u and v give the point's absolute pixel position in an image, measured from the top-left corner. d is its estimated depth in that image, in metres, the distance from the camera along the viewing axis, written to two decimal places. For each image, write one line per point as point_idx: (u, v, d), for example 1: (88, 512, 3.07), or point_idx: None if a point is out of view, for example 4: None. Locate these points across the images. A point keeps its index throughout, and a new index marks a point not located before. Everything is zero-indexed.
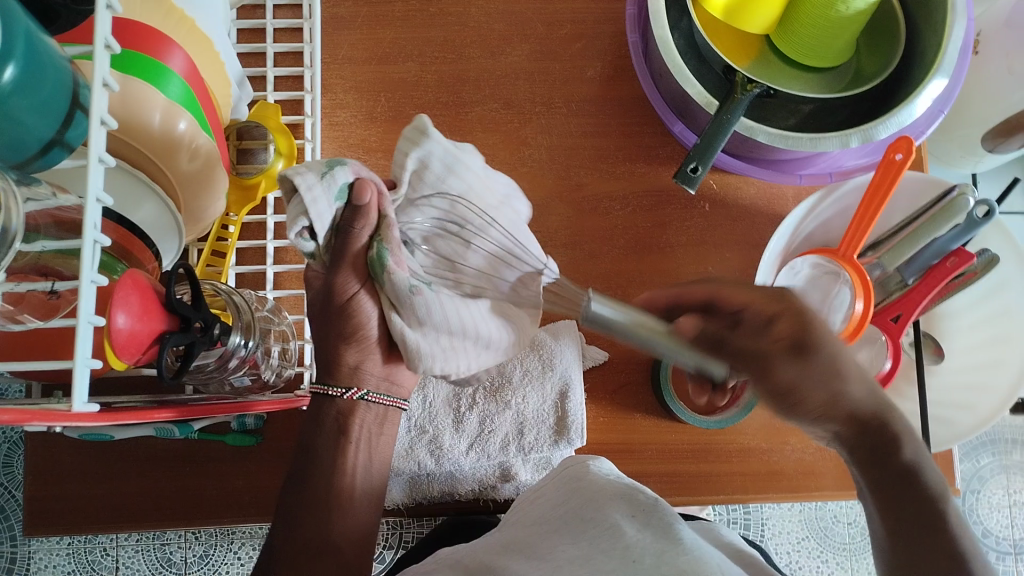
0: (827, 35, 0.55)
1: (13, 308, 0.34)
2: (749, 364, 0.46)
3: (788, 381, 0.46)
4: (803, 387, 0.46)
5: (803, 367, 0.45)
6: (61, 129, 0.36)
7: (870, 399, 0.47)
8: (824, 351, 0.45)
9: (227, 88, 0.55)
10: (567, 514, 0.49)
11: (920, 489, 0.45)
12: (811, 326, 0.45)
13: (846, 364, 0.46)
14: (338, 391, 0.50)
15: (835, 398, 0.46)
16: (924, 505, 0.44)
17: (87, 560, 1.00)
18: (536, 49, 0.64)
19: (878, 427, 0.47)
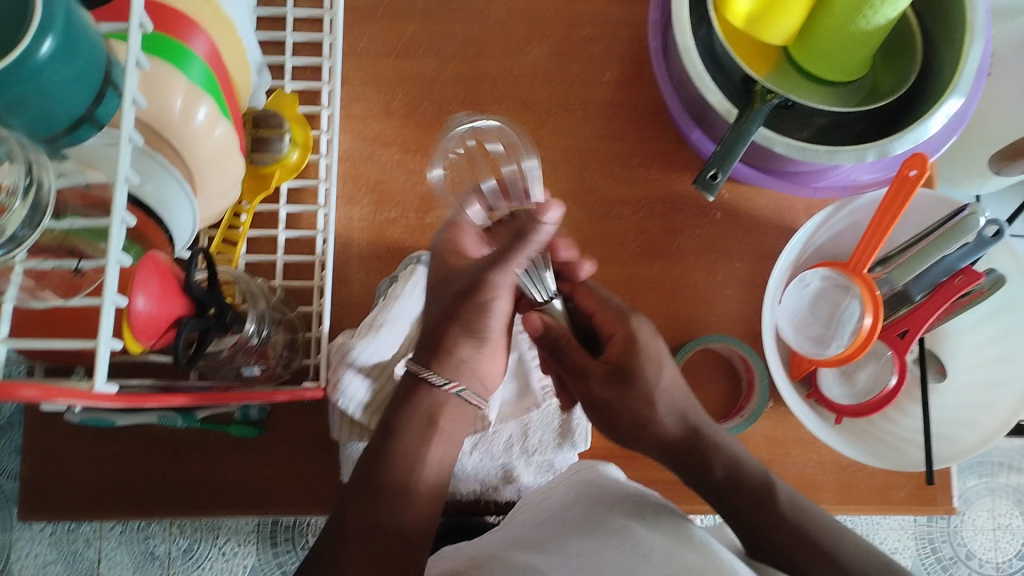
0: (845, 50, 0.56)
1: (35, 283, 0.35)
2: (596, 402, 0.55)
3: (605, 399, 0.55)
4: (619, 407, 0.54)
5: (619, 392, 0.54)
6: (92, 105, 0.35)
7: (687, 431, 0.54)
8: (651, 375, 0.54)
9: (247, 75, 0.55)
10: (580, 514, 0.50)
11: (749, 483, 0.51)
12: (638, 358, 0.54)
13: (664, 392, 0.54)
14: (438, 381, 0.48)
15: (641, 425, 0.54)
16: (762, 496, 0.51)
17: (70, 548, 0.99)
18: (555, 50, 0.64)
19: (700, 452, 0.53)
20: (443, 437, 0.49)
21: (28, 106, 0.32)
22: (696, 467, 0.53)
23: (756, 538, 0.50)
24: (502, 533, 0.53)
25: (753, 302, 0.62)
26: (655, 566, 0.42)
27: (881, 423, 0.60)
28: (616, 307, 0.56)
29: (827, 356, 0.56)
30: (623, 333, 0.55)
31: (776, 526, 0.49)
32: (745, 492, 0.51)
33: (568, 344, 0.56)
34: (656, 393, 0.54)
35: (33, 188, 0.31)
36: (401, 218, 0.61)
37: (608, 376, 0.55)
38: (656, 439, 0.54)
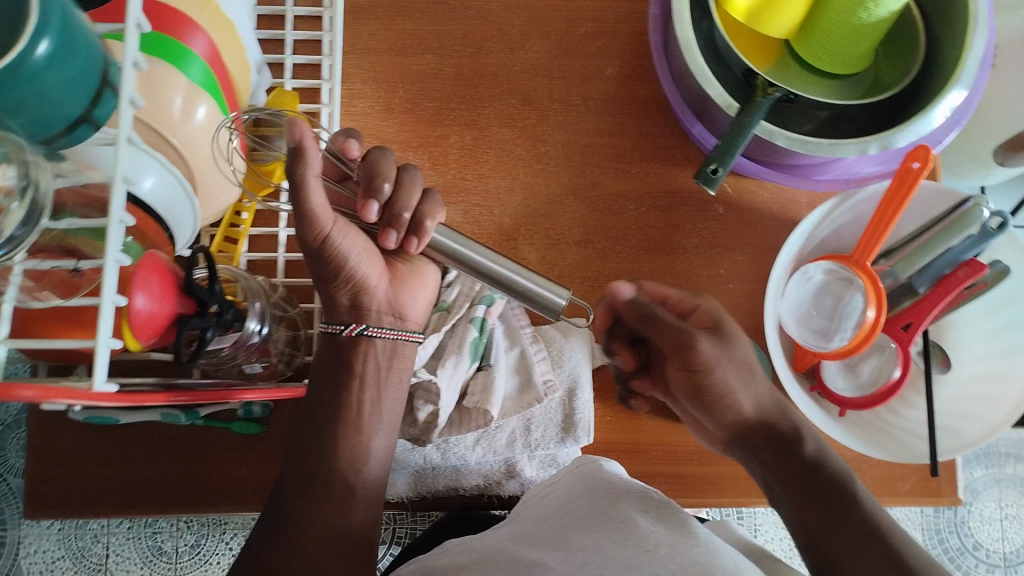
0: (847, 43, 0.56)
1: (34, 283, 0.35)
2: (686, 358, 0.54)
3: (708, 359, 0.53)
4: (720, 368, 0.53)
5: (719, 352, 0.54)
6: (90, 105, 0.35)
7: (772, 410, 0.56)
8: (742, 343, 0.55)
9: (246, 73, 0.55)
10: (583, 509, 0.49)
11: (825, 477, 0.52)
12: (727, 324, 0.55)
13: (746, 364, 0.55)
14: (338, 327, 0.53)
15: (732, 393, 0.54)
16: (838, 486, 0.51)
17: (78, 546, 1.00)
18: (556, 45, 0.64)
19: (788, 432, 0.54)
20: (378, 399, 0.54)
21: (26, 108, 0.32)
22: (782, 446, 0.54)
23: (807, 532, 0.50)
24: (507, 527, 0.53)
25: (755, 296, 0.61)
26: (658, 562, 0.41)
27: (886, 415, 0.60)
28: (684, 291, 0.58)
29: (830, 350, 0.56)
30: (709, 307, 0.56)
31: (838, 522, 0.49)
32: (818, 484, 0.51)
33: (660, 309, 0.55)
34: (742, 367, 0.54)
35: (30, 190, 0.31)
36: None
37: (707, 340, 0.54)
38: (744, 418, 0.55)
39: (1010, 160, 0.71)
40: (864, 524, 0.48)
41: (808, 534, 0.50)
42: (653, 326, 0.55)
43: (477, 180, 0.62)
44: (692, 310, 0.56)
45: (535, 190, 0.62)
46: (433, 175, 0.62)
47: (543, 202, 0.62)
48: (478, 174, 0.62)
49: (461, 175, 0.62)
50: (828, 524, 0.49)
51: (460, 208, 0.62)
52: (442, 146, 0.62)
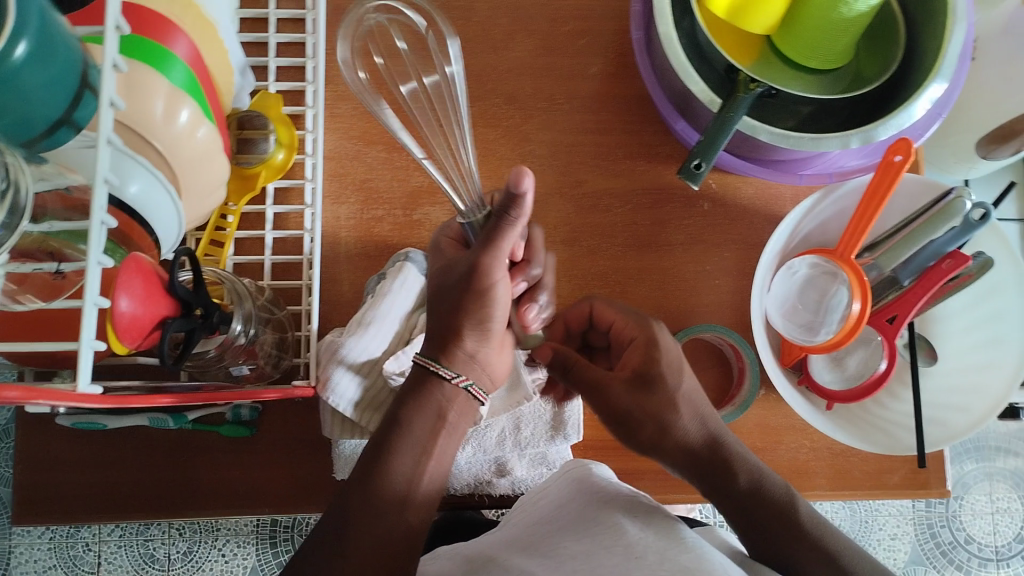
0: (828, 38, 0.56)
1: (16, 287, 0.34)
2: (613, 414, 0.53)
3: (626, 406, 0.52)
4: (641, 416, 0.52)
5: (638, 398, 0.52)
6: (70, 107, 0.35)
7: (706, 435, 0.52)
8: (670, 383, 0.52)
9: (229, 76, 0.55)
10: (573, 516, 0.49)
11: (767, 498, 0.50)
12: (655, 360, 0.53)
13: (687, 397, 0.52)
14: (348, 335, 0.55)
15: (665, 430, 0.51)
16: (779, 515, 0.49)
17: (70, 555, 1.04)
18: (539, 45, 0.64)
19: (722, 462, 0.51)
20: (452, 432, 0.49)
21: (4, 111, 0.32)
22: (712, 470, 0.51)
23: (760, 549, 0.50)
24: (498, 536, 0.53)
25: (742, 292, 0.62)
26: (647, 566, 0.41)
27: (873, 408, 0.60)
28: (637, 313, 0.56)
29: (818, 343, 0.56)
30: (643, 337, 0.54)
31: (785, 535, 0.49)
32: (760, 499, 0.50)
33: (580, 362, 0.55)
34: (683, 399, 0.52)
35: (11, 192, 0.31)
36: (388, 216, 0.61)
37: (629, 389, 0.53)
38: (680, 447, 0.52)
39: (994, 152, 0.72)
40: (809, 541, 0.49)
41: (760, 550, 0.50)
42: (576, 369, 0.55)
43: None
44: (630, 342, 0.55)
45: None
46: (418, 176, 0.62)
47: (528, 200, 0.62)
48: None
49: None
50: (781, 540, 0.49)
51: (447, 208, 0.62)
52: None
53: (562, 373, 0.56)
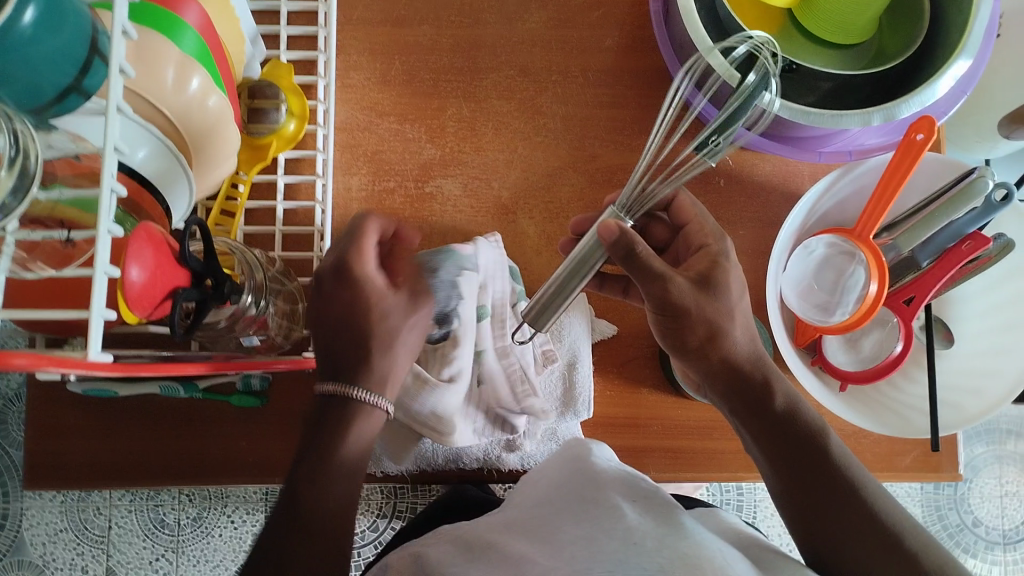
0: (851, 13, 0.55)
1: (26, 254, 0.34)
2: (661, 305, 0.47)
3: (684, 302, 0.47)
4: (697, 317, 0.47)
5: (698, 297, 0.48)
6: (79, 75, 0.35)
7: (752, 354, 0.50)
8: (732, 294, 0.49)
9: (241, 44, 0.54)
10: (571, 497, 0.49)
11: (800, 430, 0.48)
12: (722, 269, 0.50)
13: (742, 312, 0.49)
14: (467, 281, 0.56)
15: (716, 336, 0.48)
16: (813, 442, 0.48)
17: (81, 518, 1.05)
18: (555, 16, 0.63)
19: (760, 381, 0.49)
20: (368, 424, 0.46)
21: (12, 78, 0.32)
22: (755, 391, 0.49)
23: (799, 505, 0.46)
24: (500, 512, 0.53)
25: (757, 270, 0.61)
26: (647, 554, 0.41)
27: (888, 390, 0.59)
28: (715, 225, 0.54)
29: (832, 324, 0.55)
30: (716, 246, 0.52)
31: (822, 488, 0.46)
32: (799, 446, 0.48)
33: (645, 249, 0.45)
34: (730, 315, 0.49)
35: (20, 159, 0.30)
36: (400, 188, 0.61)
37: (689, 286, 0.48)
38: (724, 362, 0.49)
39: (1016, 133, 0.70)
40: (839, 479, 0.46)
41: (800, 507, 0.46)
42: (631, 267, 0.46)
43: (475, 153, 0.61)
44: (699, 249, 0.52)
45: (534, 163, 0.61)
46: (430, 147, 0.61)
47: (541, 174, 0.61)
48: (476, 147, 0.61)
49: (459, 148, 0.61)
50: (825, 498, 0.46)
51: (458, 181, 0.61)
52: (439, 118, 0.61)
53: (622, 258, 0.45)
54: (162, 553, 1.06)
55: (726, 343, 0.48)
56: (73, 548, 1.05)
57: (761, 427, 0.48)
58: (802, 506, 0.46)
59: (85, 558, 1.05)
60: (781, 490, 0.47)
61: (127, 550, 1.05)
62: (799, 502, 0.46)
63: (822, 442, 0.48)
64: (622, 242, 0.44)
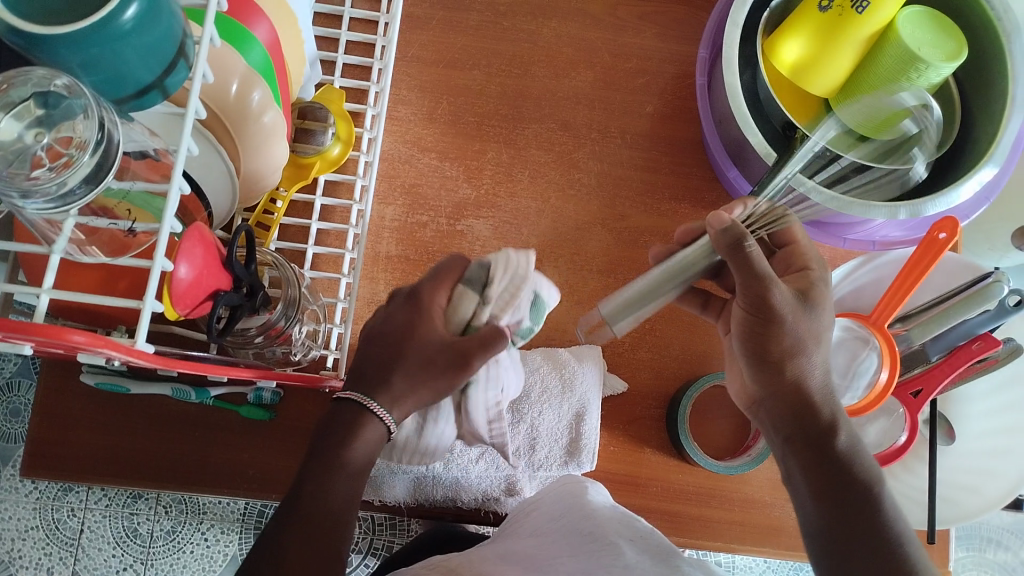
0: (886, 109, 0.58)
1: (85, 238, 0.35)
2: (760, 307, 0.48)
3: (783, 311, 0.48)
4: (789, 329, 0.49)
5: (797, 310, 0.49)
6: (163, 73, 0.35)
7: (823, 387, 0.51)
8: (825, 315, 0.51)
9: (301, 65, 0.56)
10: (564, 528, 0.52)
11: (855, 470, 0.49)
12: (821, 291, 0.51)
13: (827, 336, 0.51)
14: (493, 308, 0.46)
15: (792, 352, 0.50)
16: (862, 484, 0.48)
17: (53, 517, 1.04)
18: (601, 78, 0.65)
19: (826, 416, 0.50)
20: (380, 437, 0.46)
21: (101, 68, 0.32)
22: (812, 423, 0.50)
23: (839, 544, 0.47)
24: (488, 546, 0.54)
25: None
26: None
27: (887, 479, 0.60)
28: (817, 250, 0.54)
29: (842, 407, 0.56)
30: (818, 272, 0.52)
31: (865, 530, 0.47)
32: (845, 483, 0.49)
33: (754, 247, 0.46)
34: (816, 337, 0.50)
35: (102, 147, 0.31)
36: (432, 222, 0.62)
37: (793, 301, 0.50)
38: (797, 381, 0.50)
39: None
40: (879, 527, 0.47)
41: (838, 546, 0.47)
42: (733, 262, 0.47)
43: (510, 199, 0.63)
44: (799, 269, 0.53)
45: (565, 215, 0.63)
46: (466, 187, 0.63)
47: (572, 227, 0.63)
48: (511, 193, 0.63)
49: (494, 191, 0.63)
50: (863, 551, 0.47)
51: (490, 223, 0.62)
52: (479, 160, 0.63)
53: (731, 246, 0.46)
54: (130, 563, 1.04)
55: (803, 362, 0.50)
56: (42, 548, 1.04)
57: (812, 456, 0.50)
58: (838, 551, 0.47)
59: (51, 559, 1.03)
60: (821, 526, 0.48)
61: (95, 555, 1.04)
62: (843, 546, 0.47)
63: (872, 493, 0.48)
64: (732, 233, 0.46)
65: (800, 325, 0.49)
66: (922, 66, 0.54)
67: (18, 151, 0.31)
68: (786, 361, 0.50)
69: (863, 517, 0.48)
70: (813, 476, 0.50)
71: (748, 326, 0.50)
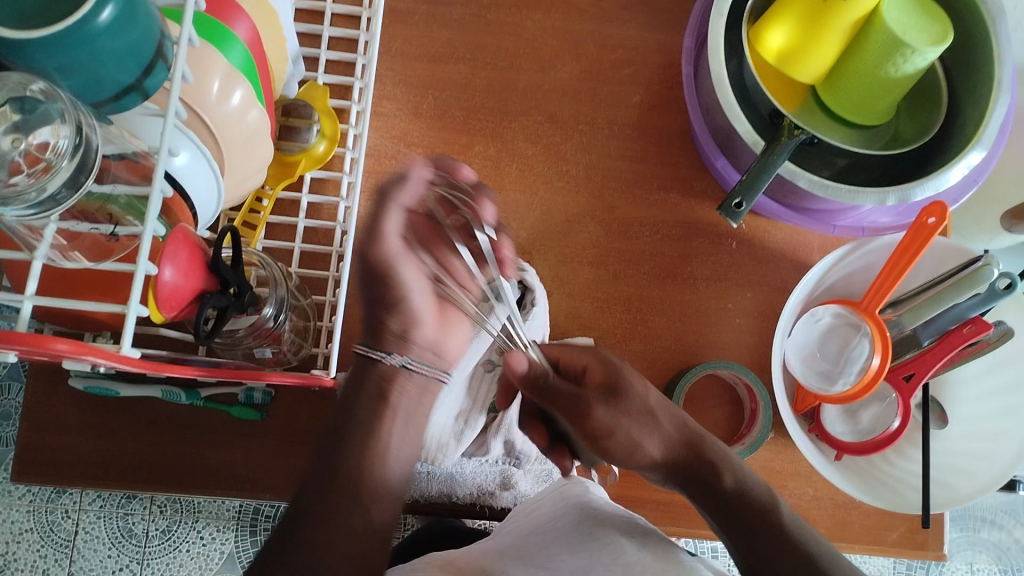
0: (873, 94, 0.57)
1: (68, 243, 0.34)
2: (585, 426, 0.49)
3: (605, 425, 0.48)
4: (615, 429, 0.48)
5: (614, 411, 0.48)
6: (142, 75, 0.35)
7: (683, 433, 0.51)
8: (637, 386, 0.50)
9: (284, 63, 0.55)
10: (565, 529, 0.50)
11: (750, 505, 0.47)
12: (621, 376, 0.51)
13: (658, 403, 0.51)
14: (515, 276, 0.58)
15: (637, 445, 0.49)
16: (763, 516, 0.46)
17: (47, 520, 1.04)
18: (586, 69, 0.65)
19: (707, 465, 0.49)
20: (399, 414, 0.48)
21: (78, 70, 0.32)
22: (698, 479, 0.49)
23: None
24: (491, 543, 0.54)
25: (763, 334, 0.62)
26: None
27: (882, 465, 0.60)
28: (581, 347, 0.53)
29: (834, 394, 0.56)
30: (602, 355, 0.52)
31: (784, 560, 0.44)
32: (743, 516, 0.47)
33: (552, 376, 0.50)
34: (647, 420, 0.49)
35: (82, 151, 0.31)
36: None
37: (599, 400, 0.49)
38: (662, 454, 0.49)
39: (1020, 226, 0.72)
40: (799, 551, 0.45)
41: None
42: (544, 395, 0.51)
43: (498, 192, 0.62)
44: (580, 363, 0.52)
45: (554, 208, 0.63)
46: None
47: (560, 220, 0.63)
48: (499, 186, 0.63)
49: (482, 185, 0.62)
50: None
51: None
52: (466, 154, 0.63)
53: (535, 390, 0.50)
54: (126, 564, 1.04)
55: (654, 432, 0.49)
56: (37, 550, 1.03)
57: (720, 517, 0.47)
58: None
59: (47, 561, 1.03)
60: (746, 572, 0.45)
61: (91, 557, 1.04)
62: None
63: (770, 521, 0.46)
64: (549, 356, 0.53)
65: (624, 420, 0.49)
66: (908, 50, 0.53)
67: None
68: (638, 449, 0.49)
69: (772, 556, 0.44)
70: (731, 537, 0.47)
71: (588, 438, 0.50)
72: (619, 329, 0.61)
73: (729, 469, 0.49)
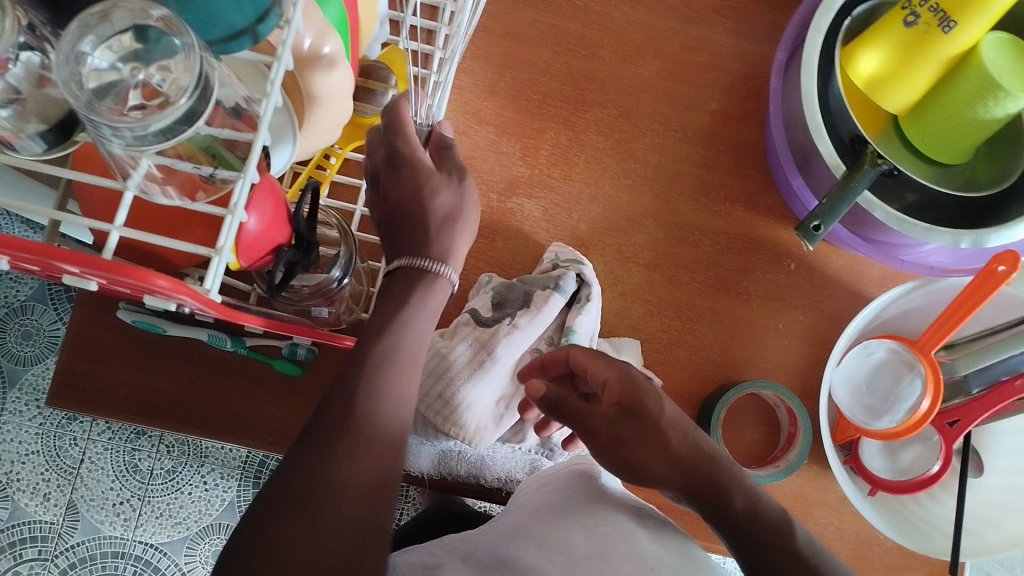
0: (957, 133, 0.56)
1: (163, 178, 0.34)
2: (602, 446, 0.44)
3: (611, 439, 0.44)
4: (631, 443, 0.43)
5: (623, 425, 0.44)
6: (257, 21, 0.35)
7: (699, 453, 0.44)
8: (651, 405, 0.44)
9: (372, 23, 0.55)
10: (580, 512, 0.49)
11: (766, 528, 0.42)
12: (634, 388, 0.45)
13: (672, 423, 0.44)
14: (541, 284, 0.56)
15: (647, 461, 0.43)
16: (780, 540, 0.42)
17: (55, 445, 1.05)
18: (668, 69, 0.64)
19: (722, 487, 0.43)
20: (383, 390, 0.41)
21: None
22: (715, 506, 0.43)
23: None
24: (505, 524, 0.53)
25: (809, 359, 0.62)
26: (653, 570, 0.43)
27: (912, 505, 0.60)
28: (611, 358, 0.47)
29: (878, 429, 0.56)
30: (617, 372, 0.46)
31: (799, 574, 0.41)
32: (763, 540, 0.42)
33: (572, 398, 0.45)
34: (659, 432, 0.43)
35: (197, 92, 0.30)
36: (484, 197, 0.61)
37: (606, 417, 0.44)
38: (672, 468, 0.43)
39: None
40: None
41: None
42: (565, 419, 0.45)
43: (563, 181, 0.62)
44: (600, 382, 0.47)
45: (617, 205, 0.62)
46: (521, 164, 0.62)
47: (621, 217, 0.62)
48: (565, 175, 0.62)
49: (549, 171, 0.62)
50: None
51: (541, 204, 0.62)
52: (537, 139, 0.62)
53: (550, 410, 0.46)
54: (127, 498, 1.05)
55: (667, 446, 0.43)
56: (40, 473, 1.04)
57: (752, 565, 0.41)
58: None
59: (49, 485, 1.04)
60: None
61: (93, 486, 1.04)
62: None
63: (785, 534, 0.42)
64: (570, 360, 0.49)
65: (634, 438, 0.43)
66: (1001, 93, 0.52)
67: (111, 83, 0.30)
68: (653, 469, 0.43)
69: None
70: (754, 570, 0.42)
71: (605, 459, 0.44)
72: (665, 334, 0.61)
73: (759, 506, 0.43)
